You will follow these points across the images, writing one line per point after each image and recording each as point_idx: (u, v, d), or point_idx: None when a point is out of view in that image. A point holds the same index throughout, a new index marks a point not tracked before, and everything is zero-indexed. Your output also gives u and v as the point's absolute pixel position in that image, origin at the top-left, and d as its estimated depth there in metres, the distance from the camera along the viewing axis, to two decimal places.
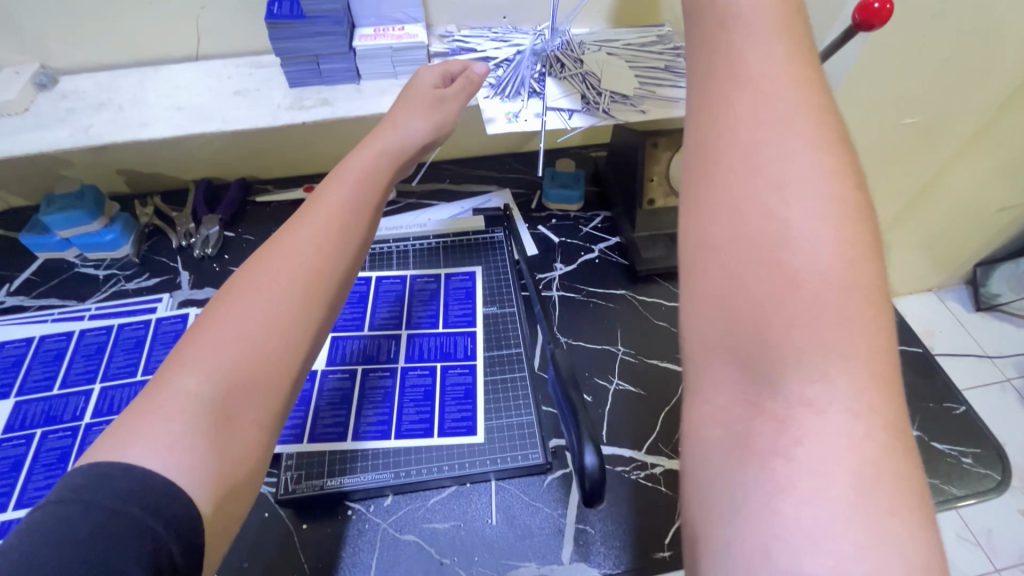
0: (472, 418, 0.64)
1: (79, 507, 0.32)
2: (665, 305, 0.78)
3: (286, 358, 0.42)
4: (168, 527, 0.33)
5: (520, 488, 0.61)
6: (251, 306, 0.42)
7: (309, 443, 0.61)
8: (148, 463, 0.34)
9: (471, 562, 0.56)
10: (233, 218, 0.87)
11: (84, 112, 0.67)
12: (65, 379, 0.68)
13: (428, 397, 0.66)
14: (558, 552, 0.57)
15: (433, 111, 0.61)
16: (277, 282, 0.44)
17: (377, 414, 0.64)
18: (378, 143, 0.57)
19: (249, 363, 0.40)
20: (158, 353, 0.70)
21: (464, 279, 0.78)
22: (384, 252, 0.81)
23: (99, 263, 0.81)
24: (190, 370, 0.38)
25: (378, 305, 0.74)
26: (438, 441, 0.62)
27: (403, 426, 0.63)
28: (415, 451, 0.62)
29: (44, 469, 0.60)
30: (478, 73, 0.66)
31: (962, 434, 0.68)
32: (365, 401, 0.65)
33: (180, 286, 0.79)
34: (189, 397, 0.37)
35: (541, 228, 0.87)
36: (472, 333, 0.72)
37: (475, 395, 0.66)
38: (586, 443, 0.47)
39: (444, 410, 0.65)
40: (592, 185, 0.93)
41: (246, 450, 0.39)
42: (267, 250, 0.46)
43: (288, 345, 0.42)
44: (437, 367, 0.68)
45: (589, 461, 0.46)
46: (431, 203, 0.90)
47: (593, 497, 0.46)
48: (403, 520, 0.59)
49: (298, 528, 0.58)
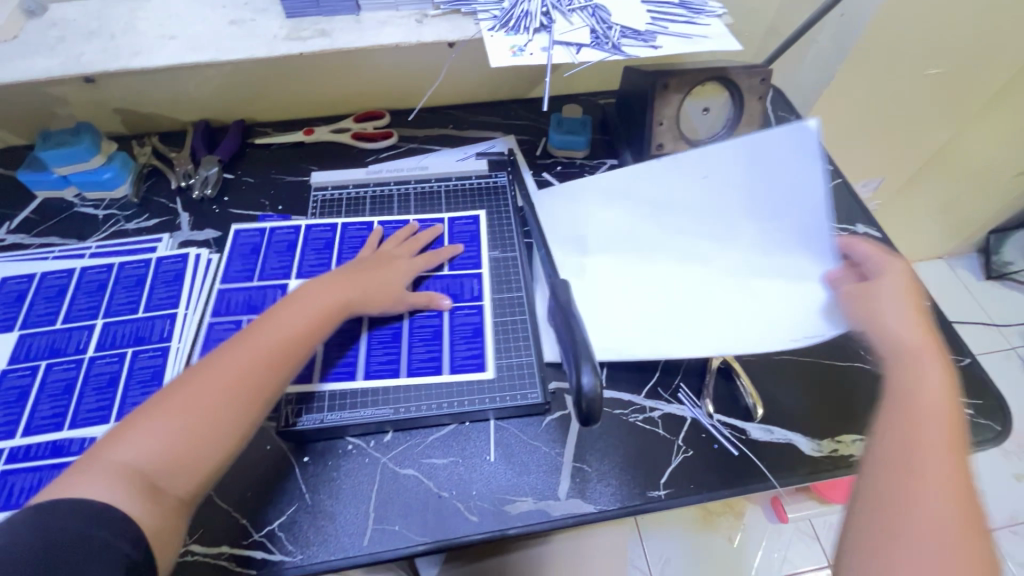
0: (482, 355, 0.64)
1: (37, 522, 0.39)
2: None
3: (201, 470, 0.46)
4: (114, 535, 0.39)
5: (518, 428, 0.62)
6: (173, 427, 0.45)
7: (324, 384, 0.61)
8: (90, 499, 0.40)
9: (470, 496, 0.58)
10: (233, 160, 0.86)
11: (74, 40, 0.64)
12: (67, 314, 0.68)
13: (437, 336, 0.65)
14: (555, 489, 0.58)
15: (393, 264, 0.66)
16: (211, 396, 0.47)
17: (386, 353, 0.64)
18: (335, 277, 0.61)
19: (170, 458, 0.44)
20: (160, 291, 0.70)
21: (467, 223, 0.76)
22: (386, 196, 0.80)
23: (98, 203, 0.81)
24: (131, 444, 0.44)
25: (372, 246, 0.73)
26: (449, 376, 0.62)
27: (413, 365, 0.63)
28: (427, 388, 0.62)
29: (50, 399, 0.61)
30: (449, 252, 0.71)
31: (965, 386, 0.66)
32: (374, 339, 0.65)
33: (180, 227, 0.78)
34: (123, 461, 0.43)
35: (545, 175, 0.85)
36: (478, 276, 0.71)
37: (483, 333, 0.66)
38: (583, 366, 0.46)
39: (453, 348, 0.64)
40: (601, 133, 0.90)
41: (173, 511, 0.44)
42: (215, 357, 0.51)
43: (200, 464, 0.46)
44: (443, 309, 0.67)
45: (588, 382, 0.45)
46: (434, 147, 0.88)
47: (587, 416, 0.45)
48: (403, 455, 0.60)
49: (299, 460, 0.59)
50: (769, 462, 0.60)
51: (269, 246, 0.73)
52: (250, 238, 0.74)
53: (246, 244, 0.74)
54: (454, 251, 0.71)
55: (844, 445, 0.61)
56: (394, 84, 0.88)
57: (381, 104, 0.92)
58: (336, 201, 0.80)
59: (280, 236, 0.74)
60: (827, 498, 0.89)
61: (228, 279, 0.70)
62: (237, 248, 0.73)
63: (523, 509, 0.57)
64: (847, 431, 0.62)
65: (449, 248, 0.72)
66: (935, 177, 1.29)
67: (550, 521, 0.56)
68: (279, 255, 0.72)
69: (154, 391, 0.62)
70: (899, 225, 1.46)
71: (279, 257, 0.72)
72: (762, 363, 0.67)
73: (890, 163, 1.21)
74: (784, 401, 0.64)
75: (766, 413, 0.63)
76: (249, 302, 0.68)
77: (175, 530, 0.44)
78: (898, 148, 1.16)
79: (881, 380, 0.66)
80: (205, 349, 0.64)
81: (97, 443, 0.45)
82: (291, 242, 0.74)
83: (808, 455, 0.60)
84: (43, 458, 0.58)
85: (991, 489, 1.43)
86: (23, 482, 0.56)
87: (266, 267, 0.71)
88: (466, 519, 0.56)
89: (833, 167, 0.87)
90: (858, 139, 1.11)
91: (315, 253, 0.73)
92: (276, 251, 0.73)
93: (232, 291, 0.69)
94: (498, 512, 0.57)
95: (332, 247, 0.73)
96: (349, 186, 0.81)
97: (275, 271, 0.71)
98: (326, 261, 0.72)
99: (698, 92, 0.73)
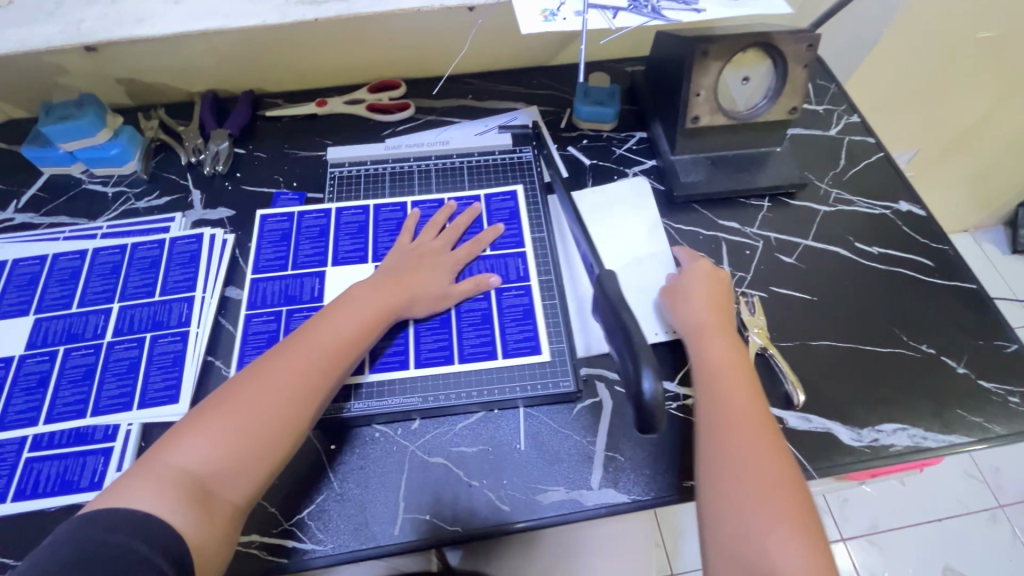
0: (535, 338, 0.63)
1: (88, 538, 0.39)
2: (703, 233, 0.74)
3: (249, 479, 0.47)
4: (151, 546, 0.40)
5: (548, 415, 0.60)
6: (221, 437, 0.47)
7: (376, 374, 0.61)
8: (142, 507, 0.42)
9: (501, 484, 0.57)
10: (243, 134, 0.82)
11: (73, 3, 0.60)
12: (82, 297, 0.66)
13: (487, 320, 0.64)
14: (587, 478, 0.57)
15: (434, 258, 0.65)
16: (259, 408, 0.49)
17: (436, 340, 0.62)
18: (377, 280, 0.61)
19: (219, 469, 0.46)
20: (175, 273, 0.68)
21: (505, 199, 0.73)
22: (405, 172, 0.77)
23: (107, 179, 0.78)
24: (186, 451, 0.46)
25: (379, 234, 0.71)
26: (504, 362, 0.61)
27: (466, 350, 0.62)
28: (482, 372, 0.61)
29: (70, 385, 0.60)
30: (489, 236, 0.68)
31: (1012, 372, 0.64)
32: (423, 326, 0.63)
33: (192, 206, 0.75)
34: (176, 467, 0.45)
35: (570, 149, 0.81)
36: (523, 254, 0.69)
37: (534, 315, 0.64)
38: (644, 370, 0.44)
39: (505, 331, 0.63)
40: (628, 104, 0.85)
41: (221, 517, 0.45)
42: (263, 365, 0.52)
43: (250, 474, 0.48)
44: (487, 290, 0.65)
45: (648, 388, 0.44)
46: (453, 119, 0.84)
47: (647, 422, 0.44)
48: (431, 444, 0.59)
49: (326, 449, 0.58)
50: (806, 451, 0.59)
51: (300, 232, 0.71)
52: (278, 224, 0.72)
53: (275, 231, 0.71)
54: (494, 234, 0.69)
55: (884, 434, 0.60)
56: (410, 50, 0.83)
57: (397, 73, 0.87)
58: (353, 177, 0.76)
59: (310, 221, 0.72)
60: (849, 479, 0.88)
61: (261, 267, 0.69)
62: (266, 236, 0.71)
63: (555, 498, 0.56)
64: (887, 420, 0.60)
65: (489, 230, 0.69)
66: (970, 147, 1.23)
67: (582, 510, 0.55)
68: (311, 241, 0.70)
69: (175, 378, 0.61)
70: (926, 198, 1.41)
71: (311, 244, 0.70)
72: (799, 348, 0.65)
73: (926, 131, 1.15)
74: (824, 386, 0.62)
75: (807, 399, 0.62)
76: (287, 291, 0.66)
77: (224, 539, 0.45)
78: (935, 116, 1.10)
79: (921, 365, 0.64)
80: (245, 342, 0.62)
81: (150, 451, 0.47)
82: (322, 228, 0.72)
83: (847, 444, 0.59)
84: (67, 446, 0.57)
85: (1007, 465, 1.42)
86: (49, 470, 0.55)
87: (300, 254, 0.69)
88: (498, 509, 0.55)
89: (874, 140, 0.82)
90: (893, 106, 1.06)
91: (350, 238, 0.71)
92: (308, 238, 0.71)
93: (267, 281, 0.67)
94: (529, 502, 0.56)
95: (366, 231, 0.71)
96: (367, 162, 0.78)
97: (309, 259, 0.69)
98: (362, 247, 0.70)
99: (737, 59, 0.68)
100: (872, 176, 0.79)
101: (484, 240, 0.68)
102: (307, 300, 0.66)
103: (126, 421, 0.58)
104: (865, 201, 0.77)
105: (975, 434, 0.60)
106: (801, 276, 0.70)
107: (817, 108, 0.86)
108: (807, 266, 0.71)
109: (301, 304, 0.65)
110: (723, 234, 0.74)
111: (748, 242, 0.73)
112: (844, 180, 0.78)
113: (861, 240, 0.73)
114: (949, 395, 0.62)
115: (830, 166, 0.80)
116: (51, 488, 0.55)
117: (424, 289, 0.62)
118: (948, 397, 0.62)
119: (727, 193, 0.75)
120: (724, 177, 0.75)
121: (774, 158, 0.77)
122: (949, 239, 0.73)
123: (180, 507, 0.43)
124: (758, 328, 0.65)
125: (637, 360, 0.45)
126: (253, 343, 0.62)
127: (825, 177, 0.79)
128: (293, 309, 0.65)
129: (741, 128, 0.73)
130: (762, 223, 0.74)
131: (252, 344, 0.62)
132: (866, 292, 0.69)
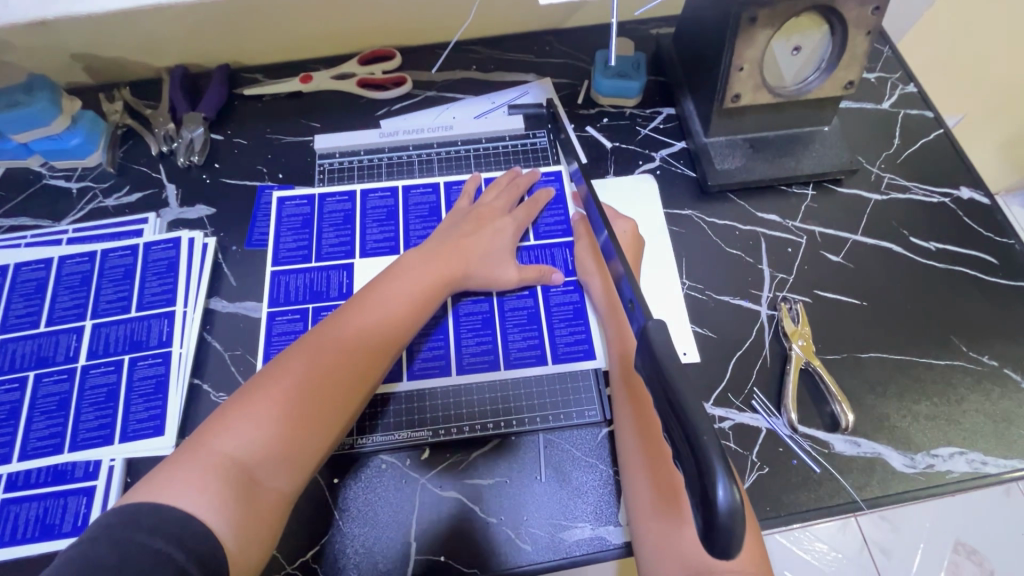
0: (587, 341, 0.59)
1: None
2: (739, 229, 0.66)
3: (295, 469, 0.45)
4: (189, 556, 0.37)
5: (570, 443, 0.55)
6: (270, 419, 0.45)
7: (412, 381, 0.57)
8: (180, 500, 0.39)
9: (520, 521, 0.52)
10: (220, 117, 0.72)
11: None
12: (50, 315, 0.59)
13: (533, 320, 0.60)
14: (615, 513, 0.52)
15: (482, 226, 0.61)
16: (309, 389, 0.47)
17: (479, 342, 0.59)
18: (424, 253, 0.58)
19: (266, 458, 0.44)
20: (152, 284, 0.61)
21: (548, 180, 0.68)
22: (405, 161, 0.70)
23: (70, 173, 0.69)
24: (232, 437, 0.43)
25: (410, 220, 0.66)
26: (555, 369, 0.58)
27: (511, 354, 0.59)
28: (528, 381, 0.58)
29: (44, 417, 0.55)
30: (540, 197, 0.65)
31: None
32: (462, 326, 0.60)
33: (167, 203, 0.67)
34: (222, 454, 0.43)
35: (589, 129, 0.72)
36: (569, 244, 0.65)
37: (586, 314, 0.61)
38: (712, 468, 0.29)
39: (554, 333, 0.60)
40: (654, 74, 0.75)
41: (265, 508, 0.43)
42: (312, 340, 0.50)
43: (298, 463, 0.45)
44: (538, 286, 0.62)
45: (722, 497, 0.28)
46: (457, 96, 0.74)
47: (721, 551, 0.29)
48: (444, 475, 0.54)
49: (330, 483, 0.53)
50: (853, 479, 0.54)
51: (322, 218, 0.66)
52: (298, 209, 0.66)
53: (295, 216, 0.66)
54: (547, 196, 0.65)
55: (940, 459, 0.54)
56: (406, 14, 0.72)
57: (393, 41, 0.76)
58: (345, 169, 0.69)
59: (332, 206, 0.66)
60: None
61: (281, 259, 0.63)
62: (285, 222, 0.65)
63: (580, 536, 0.51)
64: (943, 442, 0.55)
65: (540, 191, 0.66)
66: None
67: (610, 549, 0.51)
68: (335, 229, 0.65)
69: (159, 407, 0.55)
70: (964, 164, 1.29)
71: (335, 231, 0.65)
72: (848, 362, 0.59)
73: (979, 92, 1.03)
74: (878, 402, 0.57)
75: (857, 420, 0.56)
76: (312, 287, 0.62)
77: (266, 531, 0.43)
78: (990, 74, 0.98)
79: (983, 382, 0.58)
80: (269, 343, 0.59)
81: (196, 431, 0.44)
82: (347, 213, 0.66)
83: (900, 471, 0.54)
84: (45, 486, 0.52)
85: None
86: (27, 513, 0.51)
87: (324, 244, 0.64)
88: (517, 548, 0.51)
89: (933, 114, 0.73)
90: (944, 62, 0.94)
91: (377, 226, 0.65)
92: (331, 225, 0.65)
93: (289, 274, 0.62)
94: (553, 541, 0.51)
95: (396, 218, 0.66)
96: (360, 152, 0.70)
97: (333, 249, 0.64)
98: (392, 237, 0.65)
99: (788, 27, 0.58)
100: (929, 157, 0.70)
101: (532, 207, 0.65)
102: (335, 296, 0.61)
103: (107, 456, 0.53)
104: (921, 188, 0.68)
105: None
106: (850, 277, 0.63)
107: (869, 76, 0.75)
108: (856, 265, 0.64)
109: (328, 301, 0.61)
110: (762, 229, 0.66)
111: (791, 238, 0.65)
112: (898, 164, 0.69)
113: (917, 234, 0.65)
114: (1014, 413, 0.56)
115: (883, 147, 0.71)
116: (31, 534, 0.50)
117: (474, 266, 0.59)
118: (1012, 417, 0.56)
119: (768, 180, 0.67)
120: (764, 163, 0.66)
121: (821, 138, 0.68)
122: (1016, 231, 0.65)
123: (223, 499, 0.41)
124: (803, 340, 0.59)
125: (701, 452, 0.29)
126: (278, 344, 0.58)
127: (878, 160, 0.70)
128: (320, 306, 0.61)
129: (787, 106, 0.64)
130: (806, 215, 0.67)
131: (278, 345, 0.59)
132: (922, 295, 0.62)
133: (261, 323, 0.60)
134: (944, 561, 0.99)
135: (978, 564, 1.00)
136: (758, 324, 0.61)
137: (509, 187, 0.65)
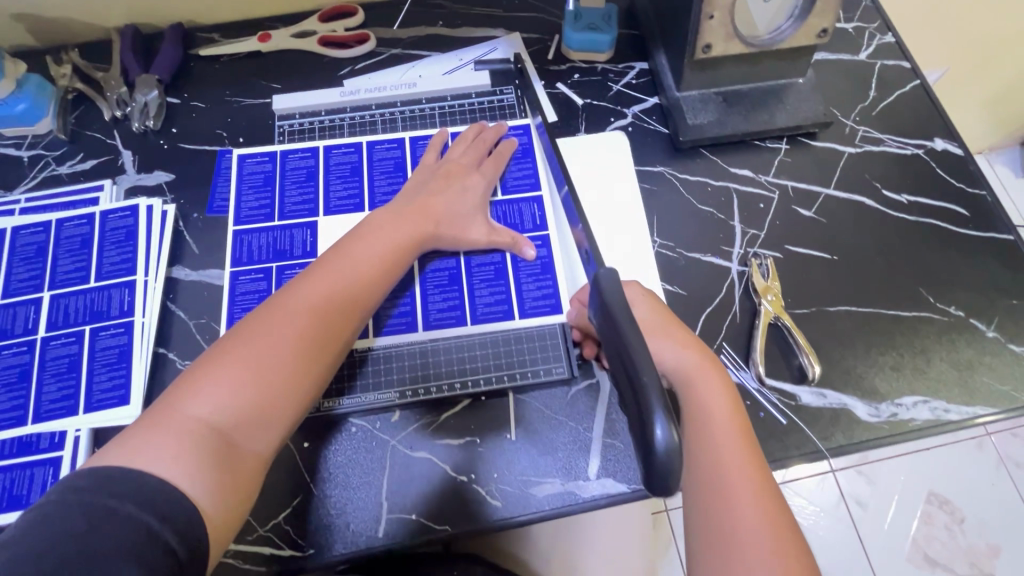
0: (554, 296, 0.59)
1: None
2: (712, 185, 0.65)
3: (271, 430, 0.45)
4: (160, 519, 0.36)
5: (542, 402, 0.55)
6: (240, 382, 0.44)
7: (380, 340, 0.57)
8: (151, 466, 0.39)
9: (491, 479, 0.52)
10: (175, 79, 0.69)
11: None
12: (7, 286, 0.58)
13: (500, 275, 0.60)
14: (585, 468, 0.52)
15: (451, 182, 0.60)
16: (279, 350, 0.46)
17: (446, 299, 0.59)
18: (393, 212, 0.57)
19: (239, 421, 0.43)
20: (111, 254, 0.59)
21: (516, 134, 0.67)
22: (368, 120, 0.67)
23: (20, 141, 0.66)
24: (201, 401, 0.43)
25: (375, 176, 0.64)
26: (521, 322, 0.58)
27: (479, 310, 0.58)
28: (495, 336, 0.57)
29: (6, 390, 0.54)
30: (507, 149, 0.64)
31: None
32: (428, 283, 0.59)
33: (124, 170, 0.65)
34: (191, 418, 0.42)
35: (560, 86, 0.69)
36: (537, 199, 0.63)
37: (553, 269, 0.60)
38: (651, 408, 0.30)
39: (521, 288, 0.59)
40: (627, 27, 0.73)
41: (242, 471, 0.43)
42: (279, 302, 0.48)
43: (272, 424, 0.45)
44: (508, 252, 0.60)
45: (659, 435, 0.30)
46: (422, 53, 0.71)
47: (663, 488, 0.30)
48: (414, 437, 0.54)
49: (299, 447, 0.53)
50: (818, 428, 0.54)
51: (285, 175, 0.64)
52: (259, 166, 0.64)
53: (256, 173, 0.64)
54: (512, 148, 0.64)
55: (904, 408, 0.55)
56: None
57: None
58: (306, 130, 0.67)
59: (296, 161, 0.65)
60: None
61: (243, 217, 0.62)
62: (247, 178, 0.64)
63: (550, 491, 0.52)
64: (907, 391, 0.56)
65: (505, 143, 0.65)
66: (1007, 63, 1.07)
67: (579, 503, 0.51)
68: (299, 186, 0.64)
69: (123, 376, 0.54)
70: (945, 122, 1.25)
71: (298, 188, 0.63)
72: (816, 315, 0.59)
73: (961, 46, 1.00)
74: (844, 355, 0.57)
75: (824, 371, 0.56)
76: (275, 245, 0.60)
77: (244, 494, 0.43)
78: (973, 27, 0.95)
79: (949, 333, 0.58)
80: (233, 303, 0.58)
81: (164, 397, 0.43)
82: (310, 169, 0.64)
83: (864, 421, 0.55)
84: (10, 457, 0.51)
85: None
86: None
87: (287, 202, 0.63)
88: (489, 505, 0.52)
89: (910, 65, 0.71)
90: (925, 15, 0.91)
91: (341, 182, 0.64)
92: (294, 181, 0.64)
93: (252, 232, 0.61)
94: (523, 496, 0.52)
95: (360, 173, 0.64)
96: (321, 113, 0.68)
97: (297, 206, 0.63)
98: (356, 193, 0.63)
99: None
100: (904, 110, 0.69)
101: (502, 158, 0.63)
102: (299, 254, 0.60)
103: (72, 427, 0.53)
104: (896, 140, 0.67)
105: (1001, 404, 0.55)
106: (821, 231, 0.63)
107: (846, 26, 0.73)
108: (827, 219, 0.63)
109: (292, 260, 0.60)
110: (735, 184, 0.65)
111: (763, 194, 0.65)
112: (872, 116, 0.68)
113: (889, 186, 0.65)
114: (977, 360, 0.57)
115: (858, 100, 0.69)
116: None
117: (444, 224, 0.58)
118: (975, 365, 0.57)
119: (741, 135, 0.65)
120: (737, 116, 0.65)
121: (796, 91, 0.66)
122: (988, 182, 0.65)
123: (197, 465, 0.40)
124: (773, 295, 0.59)
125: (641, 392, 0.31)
126: (242, 303, 0.58)
127: (852, 113, 0.69)
128: (283, 265, 0.60)
129: (761, 57, 0.62)
130: (779, 169, 0.66)
131: (241, 305, 0.58)
132: (893, 249, 0.62)
133: (224, 282, 0.59)
134: (917, 512, 1.01)
135: (950, 514, 1.01)
136: (729, 280, 0.60)
137: (477, 142, 0.64)
